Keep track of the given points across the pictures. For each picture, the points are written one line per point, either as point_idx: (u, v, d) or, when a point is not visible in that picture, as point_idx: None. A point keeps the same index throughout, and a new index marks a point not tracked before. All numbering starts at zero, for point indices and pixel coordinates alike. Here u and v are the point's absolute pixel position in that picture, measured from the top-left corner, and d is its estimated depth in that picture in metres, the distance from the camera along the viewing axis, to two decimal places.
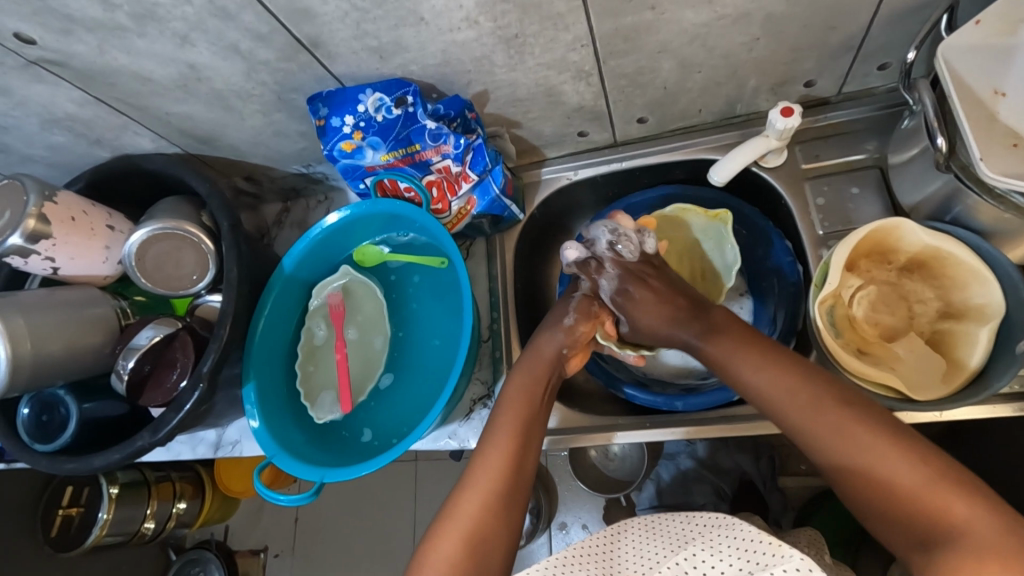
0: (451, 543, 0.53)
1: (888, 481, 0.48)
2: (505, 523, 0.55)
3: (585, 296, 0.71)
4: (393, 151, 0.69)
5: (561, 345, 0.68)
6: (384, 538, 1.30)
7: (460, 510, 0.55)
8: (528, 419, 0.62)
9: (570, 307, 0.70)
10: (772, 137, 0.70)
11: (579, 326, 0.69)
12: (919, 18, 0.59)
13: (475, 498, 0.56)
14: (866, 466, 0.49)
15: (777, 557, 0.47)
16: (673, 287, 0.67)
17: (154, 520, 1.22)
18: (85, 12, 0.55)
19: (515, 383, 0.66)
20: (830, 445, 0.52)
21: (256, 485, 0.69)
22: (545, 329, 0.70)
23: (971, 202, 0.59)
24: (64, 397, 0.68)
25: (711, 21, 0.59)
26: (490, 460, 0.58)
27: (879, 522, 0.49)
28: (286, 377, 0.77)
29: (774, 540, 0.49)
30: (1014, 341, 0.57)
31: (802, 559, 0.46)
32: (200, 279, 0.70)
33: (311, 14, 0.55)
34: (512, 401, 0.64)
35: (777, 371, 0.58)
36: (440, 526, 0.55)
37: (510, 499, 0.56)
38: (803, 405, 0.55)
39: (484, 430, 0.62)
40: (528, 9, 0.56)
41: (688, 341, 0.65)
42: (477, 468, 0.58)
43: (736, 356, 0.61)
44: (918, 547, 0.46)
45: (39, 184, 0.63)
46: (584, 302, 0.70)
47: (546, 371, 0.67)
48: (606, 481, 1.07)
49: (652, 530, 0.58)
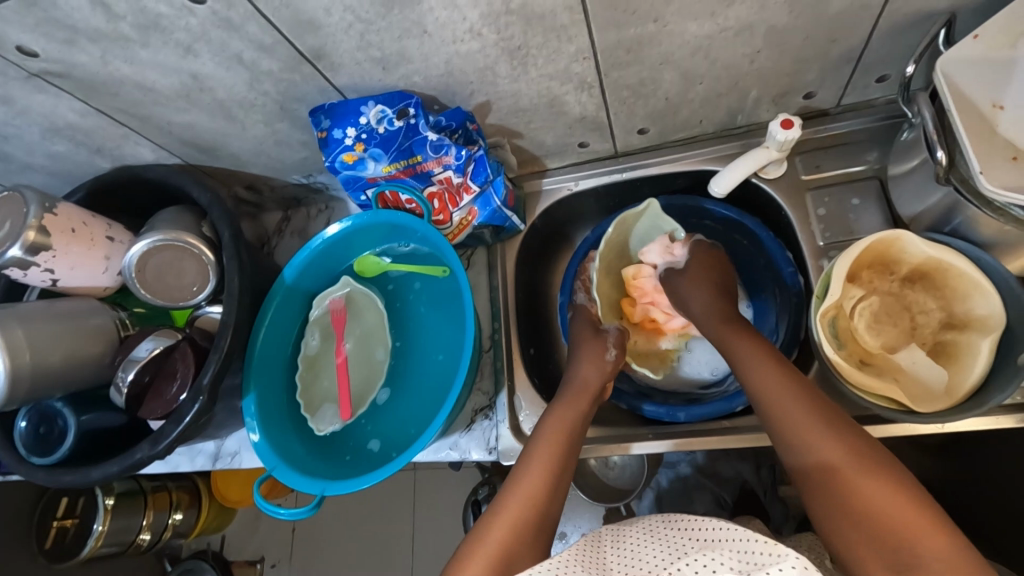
0: (479, 564, 0.53)
1: (865, 496, 0.49)
2: (534, 547, 0.55)
3: (620, 331, 0.77)
4: (395, 162, 0.69)
5: (602, 379, 0.72)
6: (383, 549, 1.29)
7: (488, 537, 0.55)
8: (563, 448, 0.63)
9: (608, 340, 0.75)
10: (772, 149, 0.70)
11: (618, 362, 0.73)
12: (918, 31, 0.60)
13: (504, 525, 0.56)
14: (845, 476, 0.51)
15: (774, 557, 0.48)
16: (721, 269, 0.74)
17: (150, 530, 1.21)
18: (89, 23, 0.55)
19: (555, 412, 0.67)
20: (819, 450, 0.53)
21: (255, 498, 0.68)
22: (581, 362, 0.73)
23: (972, 213, 0.59)
24: (62, 409, 0.67)
25: (713, 33, 0.59)
26: (526, 487, 0.59)
27: (841, 529, 0.50)
28: (286, 388, 0.77)
29: (771, 542, 0.49)
30: (1016, 352, 0.57)
31: (800, 559, 0.47)
32: (200, 290, 0.70)
33: (316, 26, 0.56)
34: (551, 433, 0.64)
35: (770, 364, 0.61)
36: (469, 549, 0.55)
37: (538, 530, 0.57)
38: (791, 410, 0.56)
39: (522, 455, 0.63)
40: (531, 21, 0.56)
41: (703, 313, 0.71)
42: (510, 493, 0.59)
43: (736, 335, 0.66)
44: (881, 564, 0.47)
45: (39, 195, 0.63)
46: (619, 336, 0.76)
47: (590, 401, 0.69)
48: (606, 490, 0.99)
49: (652, 535, 0.57)
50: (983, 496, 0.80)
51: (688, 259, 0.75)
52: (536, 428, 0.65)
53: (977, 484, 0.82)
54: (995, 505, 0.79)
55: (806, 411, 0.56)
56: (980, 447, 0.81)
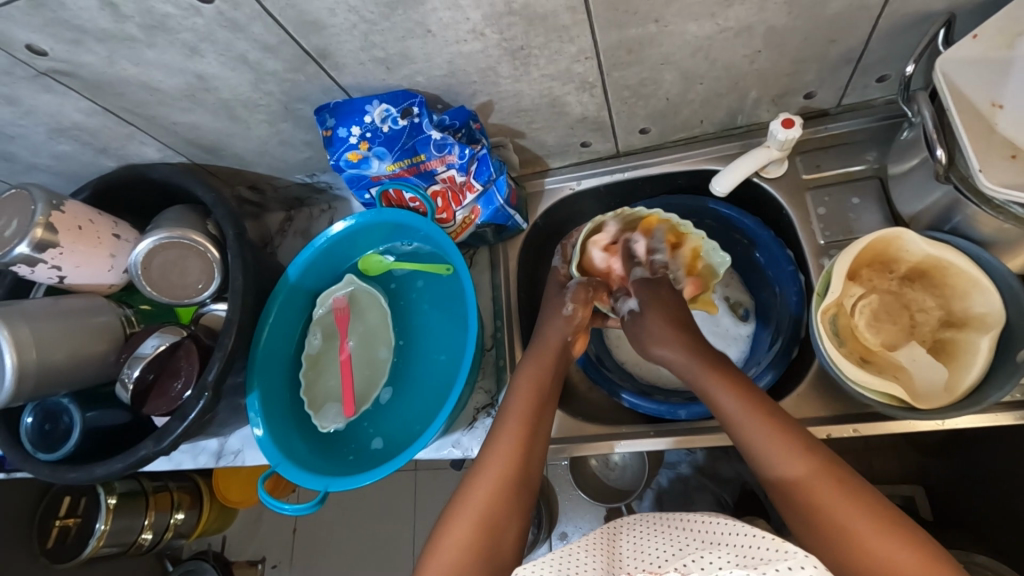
0: (464, 526, 0.55)
1: (828, 503, 0.50)
2: (517, 512, 0.57)
3: (580, 284, 0.74)
4: (399, 161, 0.70)
5: (565, 334, 0.71)
6: (384, 550, 1.29)
7: (474, 495, 0.57)
8: (535, 419, 0.63)
9: (568, 295, 0.73)
10: (772, 148, 0.71)
11: (578, 313, 0.72)
12: (917, 32, 0.60)
13: (488, 484, 0.58)
14: (814, 481, 0.51)
15: (779, 554, 0.46)
16: (678, 305, 0.70)
17: (151, 530, 1.21)
18: (97, 23, 0.55)
19: (526, 370, 0.68)
20: (790, 461, 0.53)
21: (261, 496, 0.69)
22: (547, 321, 0.73)
23: (970, 212, 0.60)
24: (68, 405, 0.68)
25: (713, 34, 0.60)
26: (503, 450, 0.60)
27: (806, 528, 0.50)
28: (290, 386, 0.77)
29: (778, 538, 0.47)
30: (1015, 349, 0.58)
31: (809, 558, 0.44)
32: (205, 287, 0.71)
33: (320, 26, 0.56)
34: (524, 393, 0.65)
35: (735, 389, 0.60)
36: (452, 515, 0.57)
37: (518, 492, 0.58)
38: (753, 418, 0.57)
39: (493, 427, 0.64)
40: (534, 21, 0.57)
41: (672, 358, 0.66)
42: (491, 454, 0.60)
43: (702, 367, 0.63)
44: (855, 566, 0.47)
45: (46, 193, 0.64)
46: (580, 289, 0.73)
47: (554, 363, 0.69)
48: (605, 491, 0.99)
49: (659, 529, 0.58)
50: (985, 497, 0.81)
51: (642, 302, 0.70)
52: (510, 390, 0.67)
53: (978, 485, 0.82)
54: (996, 506, 0.79)
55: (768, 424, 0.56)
56: (981, 447, 0.81)
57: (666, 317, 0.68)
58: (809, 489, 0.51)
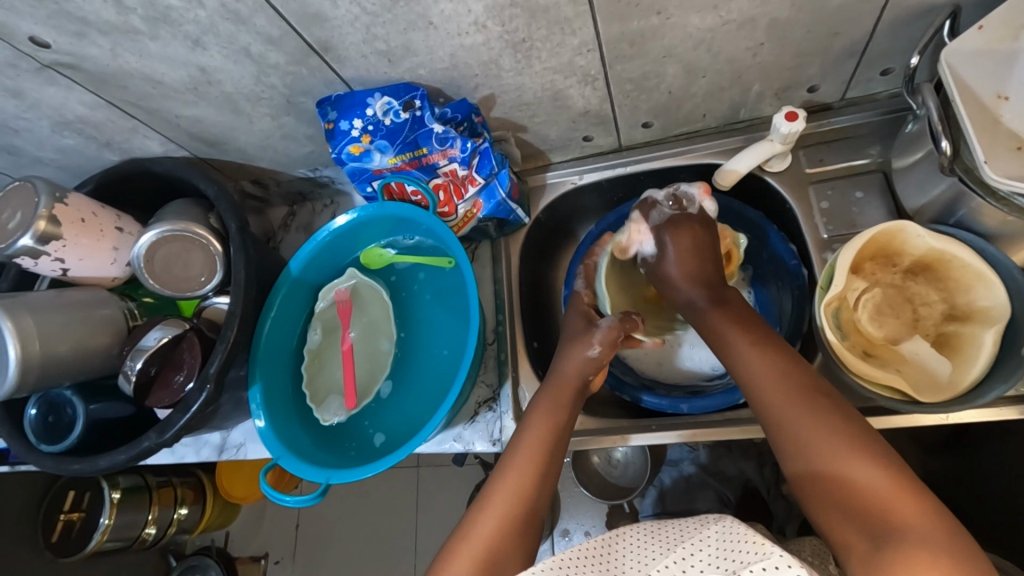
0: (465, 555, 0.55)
1: (847, 482, 0.48)
2: (513, 530, 0.57)
3: (612, 326, 0.71)
4: (401, 154, 0.70)
5: (586, 372, 0.69)
6: (386, 546, 1.29)
7: (476, 528, 0.57)
8: (549, 441, 0.63)
9: (596, 336, 0.70)
10: (776, 142, 0.70)
11: (606, 356, 0.70)
12: (920, 24, 0.60)
13: (491, 517, 0.58)
14: (833, 464, 0.49)
15: (759, 556, 0.47)
16: (711, 251, 0.71)
17: (155, 525, 1.21)
18: (100, 15, 0.55)
19: (540, 399, 0.68)
20: (801, 445, 0.52)
21: (261, 488, 0.68)
22: (566, 354, 0.71)
23: (975, 205, 0.59)
24: (71, 398, 0.68)
25: (716, 26, 0.59)
26: (513, 481, 0.60)
27: (824, 512, 0.49)
28: (292, 379, 0.78)
29: (759, 541, 0.48)
30: (1019, 343, 0.57)
31: (783, 556, 0.45)
32: (208, 280, 0.70)
33: (322, 18, 0.56)
34: (538, 423, 0.65)
35: (761, 354, 0.58)
36: (456, 544, 0.57)
37: (522, 514, 0.58)
38: (771, 388, 0.55)
39: (506, 450, 0.64)
40: (536, 13, 0.56)
41: (693, 299, 0.68)
42: (498, 485, 0.60)
43: (737, 337, 0.61)
44: (862, 541, 0.45)
45: (50, 186, 0.64)
46: (609, 333, 0.71)
47: (573, 398, 0.67)
48: (611, 487, 0.99)
49: (652, 533, 0.58)
50: (990, 493, 0.80)
51: (669, 247, 0.72)
52: (523, 421, 0.66)
53: (985, 481, 0.81)
54: (1002, 502, 0.78)
55: (785, 400, 0.54)
56: (985, 444, 0.81)
57: (686, 252, 0.71)
58: (825, 470, 0.49)
